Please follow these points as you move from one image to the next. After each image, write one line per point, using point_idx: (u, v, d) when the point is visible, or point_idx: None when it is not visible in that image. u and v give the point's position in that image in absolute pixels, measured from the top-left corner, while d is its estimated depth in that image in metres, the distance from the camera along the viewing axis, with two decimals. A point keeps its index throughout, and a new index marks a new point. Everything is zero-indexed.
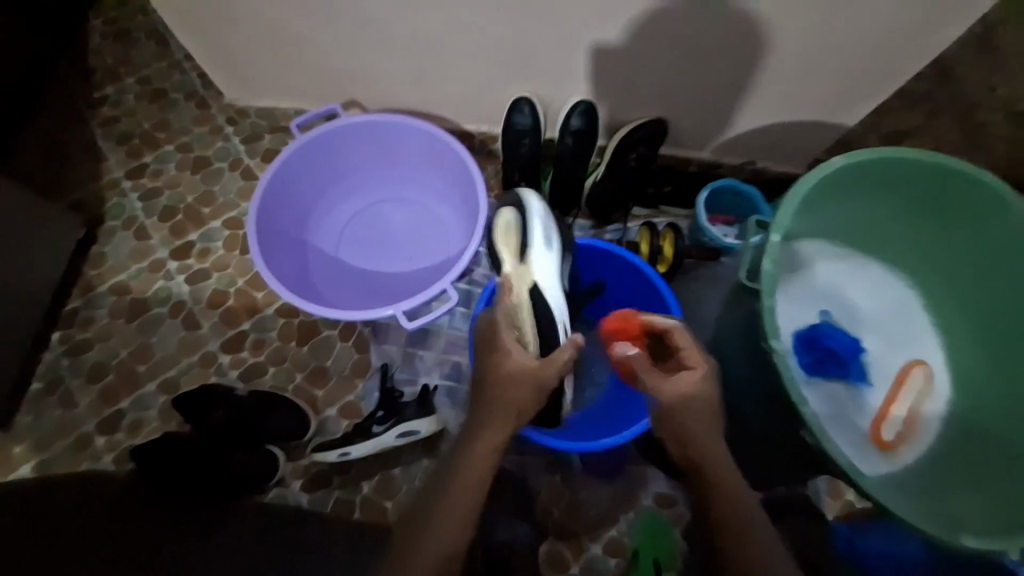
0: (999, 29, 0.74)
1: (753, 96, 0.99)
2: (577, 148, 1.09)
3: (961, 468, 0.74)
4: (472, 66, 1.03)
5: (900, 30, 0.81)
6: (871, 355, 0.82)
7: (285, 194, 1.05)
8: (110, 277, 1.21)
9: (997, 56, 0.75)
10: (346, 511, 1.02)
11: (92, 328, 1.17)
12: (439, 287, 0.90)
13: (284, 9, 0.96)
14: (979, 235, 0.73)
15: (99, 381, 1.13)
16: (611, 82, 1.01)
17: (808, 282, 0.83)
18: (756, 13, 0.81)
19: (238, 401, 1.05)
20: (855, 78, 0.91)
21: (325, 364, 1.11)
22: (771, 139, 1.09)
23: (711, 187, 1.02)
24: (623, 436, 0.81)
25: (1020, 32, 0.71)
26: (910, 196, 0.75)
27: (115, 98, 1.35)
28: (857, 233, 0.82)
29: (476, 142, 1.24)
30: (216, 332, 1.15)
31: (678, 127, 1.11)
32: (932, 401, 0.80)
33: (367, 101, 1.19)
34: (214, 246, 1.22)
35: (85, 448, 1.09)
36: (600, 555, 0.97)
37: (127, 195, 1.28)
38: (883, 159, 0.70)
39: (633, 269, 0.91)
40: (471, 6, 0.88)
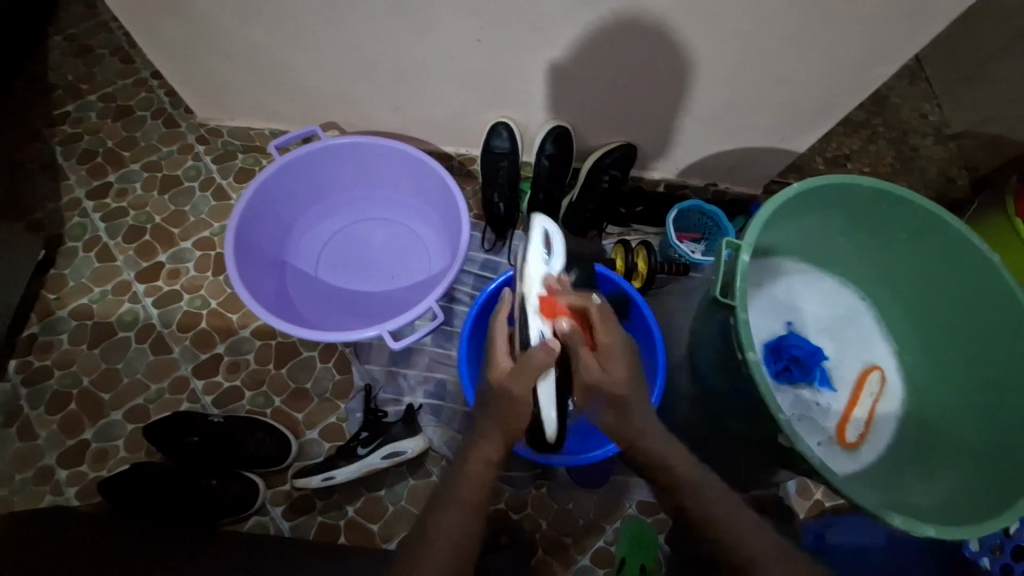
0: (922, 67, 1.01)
1: (715, 125, 1.06)
2: (553, 170, 1.14)
3: (916, 463, 0.81)
4: (451, 92, 1.06)
5: (840, 72, 0.90)
6: (832, 362, 0.89)
7: (262, 215, 1.04)
8: (71, 301, 1.15)
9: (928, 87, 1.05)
10: (331, 536, 1.00)
11: (52, 354, 1.11)
12: (424, 306, 0.91)
13: (263, 34, 0.97)
14: (920, 250, 0.81)
15: (60, 410, 1.07)
16: (585, 109, 1.07)
17: (772, 295, 0.90)
18: (715, 51, 0.88)
19: (215, 427, 1.02)
20: (803, 112, 1.00)
21: (305, 386, 1.09)
22: (731, 163, 1.17)
23: (678, 208, 1.10)
24: (608, 449, 0.83)
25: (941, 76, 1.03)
26: (858, 216, 0.82)
27: (77, 115, 1.31)
28: (813, 249, 0.89)
29: (455, 164, 1.28)
30: (187, 355, 1.11)
31: (646, 151, 1.18)
32: (887, 402, 0.87)
33: (345, 122, 1.20)
34: (185, 267, 1.19)
35: (45, 482, 1.02)
36: (588, 565, 0.99)
37: (90, 215, 1.23)
38: (834, 185, 0.77)
39: (615, 289, 0.94)
40: (453, 36, 0.92)
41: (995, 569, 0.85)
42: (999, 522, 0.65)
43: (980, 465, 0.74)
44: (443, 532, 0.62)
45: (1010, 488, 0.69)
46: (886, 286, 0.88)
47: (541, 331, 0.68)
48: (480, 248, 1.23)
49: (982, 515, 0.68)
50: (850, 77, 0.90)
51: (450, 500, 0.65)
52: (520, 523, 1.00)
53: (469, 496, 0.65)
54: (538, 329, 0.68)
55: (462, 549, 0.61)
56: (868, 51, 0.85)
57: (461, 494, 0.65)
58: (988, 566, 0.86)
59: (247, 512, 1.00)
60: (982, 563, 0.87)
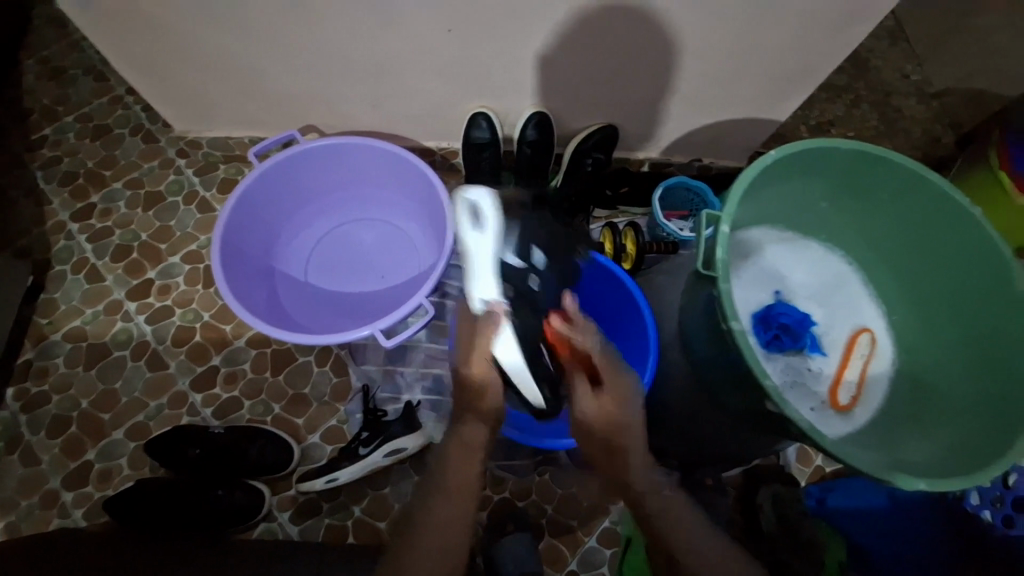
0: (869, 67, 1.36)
1: (694, 100, 1.06)
2: (534, 157, 1.14)
3: (909, 420, 0.82)
4: (427, 86, 1.05)
5: (815, 38, 0.89)
6: (822, 328, 0.89)
7: (247, 223, 1.03)
8: (63, 324, 1.15)
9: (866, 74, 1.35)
10: (340, 536, 1.01)
11: (49, 378, 1.11)
12: (413, 303, 0.90)
13: (234, 41, 0.96)
14: (903, 209, 0.81)
15: (62, 433, 1.07)
16: (563, 94, 1.06)
17: (759, 265, 0.90)
18: (688, 26, 0.87)
19: (216, 439, 1.02)
20: (780, 81, 0.99)
21: (303, 391, 1.10)
22: (714, 138, 1.17)
23: (664, 185, 1.09)
24: None
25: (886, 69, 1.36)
26: (838, 179, 0.82)
27: (55, 137, 1.30)
28: (798, 216, 0.89)
29: (437, 158, 1.27)
30: (184, 369, 1.12)
31: (628, 133, 1.18)
32: (878, 362, 0.88)
33: (324, 125, 1.20)
34: (174, 281, 1.18)
35: (53, 504, 1.03)
36: (595, 546, 1.00)
37: (75, 237, 1.22)
38: (812, 151, 0.77)
39: (609, 274, 0.95)
40: (423, 27, 0.90)
41: (997, 522, 0.81)
42: (993, 472, 0.65)
43: (972, 417, 0.74)
44: (431, 522, 0.66)
45: (1001, 437, 0.69)
46: (872, 248, 0.88)
47: (484, 300, 0.66)
48: None
49: (976, 466, 0.68)
50: (827, 41, 0.89)
51: (436, 486, 0.69)
52: (526, 510, 1.01)
53: (457, 485, 0.68)
54: (481, 300, 0.66)
55: (450, 536, 0.65)
56: (842, 14, 0.84)
57: (447, 483, 0.68)
58: (990, 519, 0.82)
59: (255, 519, 1.01)
60: (984, 518, 0.84)
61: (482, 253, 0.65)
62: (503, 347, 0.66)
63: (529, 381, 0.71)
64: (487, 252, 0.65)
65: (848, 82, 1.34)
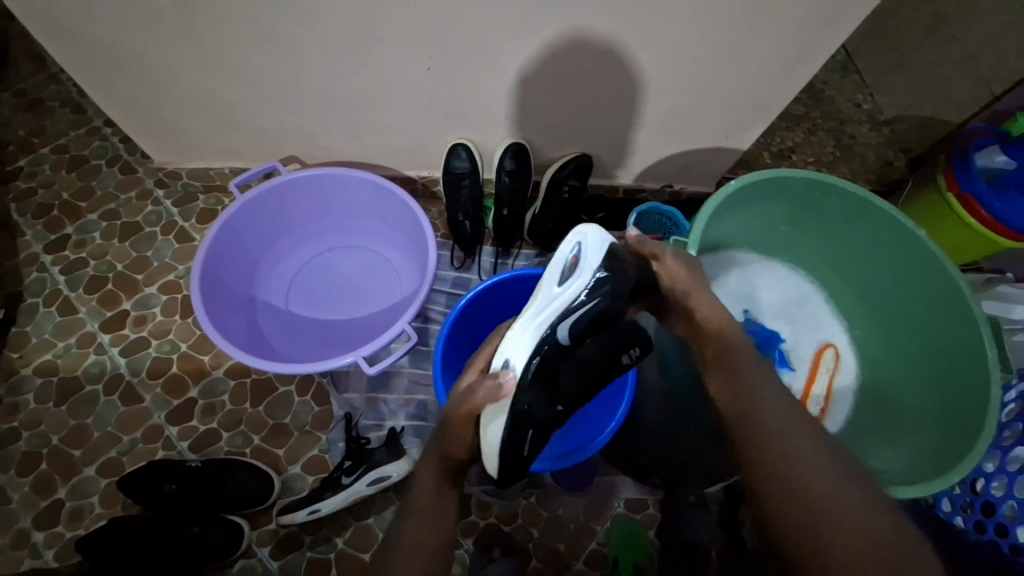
0: (825, 87, 1.51)
1: (662, 131, 1.12)
2: (513, 185, 1.18)
3: (872, 429, 0.86)
4: (407, 119, 1.09)
5: (769, 76, 0.95)
6: (789, 344, 0.94)
7: (228, 254, 1.04)
8: (35, 358, 1.12)
9: (821, 94, 1.50)
10: (323, 569, 0.99)
11: (18, 415, 1.08)
12: (396, 329, 0.91)
13: (215, 76, 0.98)
14: (854, 229, 0.86)
15: (32, 472, 1.03)
16: (539, 126, 1.11)
17: (728, 286, 0.95)
18: (653, 64, 0.93)
19: (192, 473, 1.00)
20: (740, 113, 1.06)
21: (284, 421, 1.08)
22: (684, 165, 1.23)
23: (637, 211, 1.14)
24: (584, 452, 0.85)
25: (835, 90, 1.51)
26: (795, 204, 0.87)
27: (30, 169, 1.29)
28: (762, 239, 0.95)
29: (418, 186, 1.30)
30: (160, 403, 1.09)
31: (603, 161, 1.23)
32: (843, 376, 0.92)
33: (306, 156, 1.22)
34: (151, 312, 1.17)
35: (20, 547, 0.98)
36: (583, 569, 1.00)
37: (49, 269, 1.20)
38: (768, 180, 0.81)
39: None
40: (404, 64, 0.94)
41: (969, 527, 0.85)
42: (947, 478, 0.68)
43: (931, 426, 0.78)
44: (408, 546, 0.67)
45: (955, 445, 0.73)
46: (830, 267, 0.94)
47: (504, 361, 0.70)
48: (450, 266, 1.25)
49: (935, 473, 0.71)
50: (781, 78, 0.96)
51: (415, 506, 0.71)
52: (512, 535, 1.01)
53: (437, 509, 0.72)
54: (503, 359, 0.71)
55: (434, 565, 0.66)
56: (792, 55, 0.90)
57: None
58: (962, 525, 0.86)
59: (233, 556, 0.98)
60: (957, 522, 0.87)
61: (545, 306, 0.71)
62: (490, 411, 0.68)
63: (491, 453, 0.69)
64: (546, 312, 0.70)
65: (806, 111, 1.47)
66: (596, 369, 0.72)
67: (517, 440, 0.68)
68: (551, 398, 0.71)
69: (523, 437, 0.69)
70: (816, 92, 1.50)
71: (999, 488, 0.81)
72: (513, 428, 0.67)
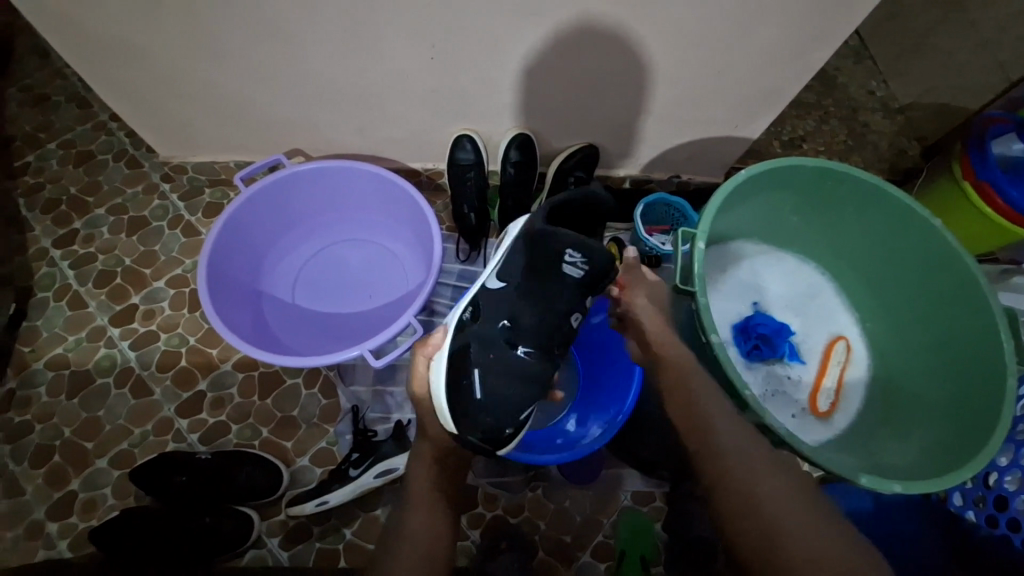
0: (838, 73, 1.48)
1: (669, 120, 1.10)
2: (519, 177, 1.16)
3: (883, 423, 0.85)
4: (410, 111, 1.08)
5: (780, 63, 0.93)
6: (799, 336, 0.93)
7: (233, 248, 1.04)
8: (46, 352, 1.13)
9: (834, 81, 1.47)
10: (331, 560, 1.00)
11: (31, 408, 1.09)
12: (402, 322, 0.91)
13: (217, 69, 0.98)
14: (867, 218, 0.84)
15: (45, 463, 1.05)
16: (545, 116, 1.10)
17: (736, 278, 0.94)
18: (660, 52, 0.91)
19: (202, 465, 1.01)
20: (749, 102, 1.03)
21: (291, 414, 1.09)
22: (692, 155, 1.21)
23: (645, 202, 1.13)
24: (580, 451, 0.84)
25: (848, 76, 1.47)
26: (807, 194, 0.85)
27: (38, 164, 1.30)
28: (772, 229, 0.93)
29: (423, 178, 1.29)
30: (169, 396, 1.10)
31: (609, 152, 1.22)
32: (854, 368, 0.91)
33: (310, 149, 1.22)
34: (159, 306, 1.18)
35: (36, 537, 1.00)
36: (589, 561, 1.00)
37: (58, 263, 1.21)
38: (779, 169, 0.80)
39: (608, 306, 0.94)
40: (407, 55, 0.93)
41: (981, 521, 0.85)
42: (962, 472, 0.67)
43: (947, 421, 0.76)
44: (411, 534, 0.68)
45: (970, 439, 0.72)
46: (841, 257, 0.92)
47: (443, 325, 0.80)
48: (455, 259, 1.24)
49: (949, 468, 0.70)
50: (793, 64, 0.93)
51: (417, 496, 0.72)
52: (519, 527, 1.01)
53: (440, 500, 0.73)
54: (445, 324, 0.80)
55: (435, 553, 0.67)
56: (804, 40, 0.88)
57: (429, 498, 0.71)
58: (974, 519, 0.86)
59: (243, 547, 0.99)
60: (970, 517, 0.87)
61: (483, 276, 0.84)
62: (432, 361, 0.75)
63: (440, 403, 0.71)
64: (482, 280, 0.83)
65: (817, 99, 1.44)
66: (542, 300, 0.75)
67: (467, 380, 0.72)
68: (498, 335, 0.75)
69: (471, 376, 0.72)
70: (829, 78, 1.47)
71: (1012, 483, 0.81)
72: (457, 368, 0.73)
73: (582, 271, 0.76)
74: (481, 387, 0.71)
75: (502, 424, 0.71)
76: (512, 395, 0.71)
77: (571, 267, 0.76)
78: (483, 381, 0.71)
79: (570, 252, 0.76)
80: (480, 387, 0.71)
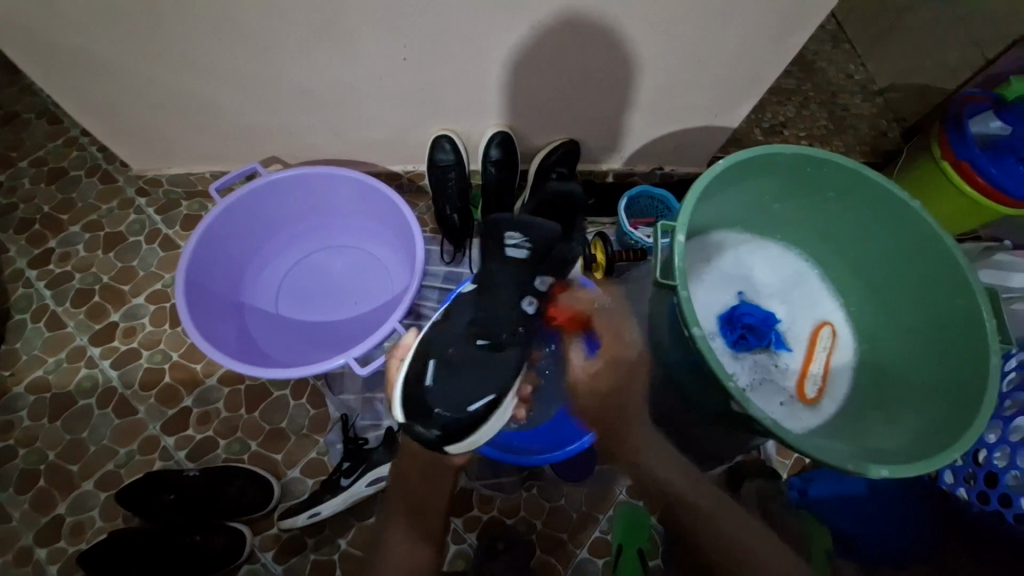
0: (817, 57, 1.48)
1: (648, 112, 1.09)
2: (500, 176, 1.15)
3: (871, 406, 0.85)
4: (386, 113, 1.07)
5: (755, 49, 0.93)
6: (784, 323, 0.93)
7: (212, 260, 1.02)
8: (26, 374, 1.11)
9: (813, 64, 1.47)
10: (327, 571, 0.99)
11: (13, 432, 1.07)
12: (387, 327, 0.90)
13: (187, 79, 0.96)
14: (847, 202, 0.84)
15: (30, 489, 1.03)
16: (523, 113, 1.09)
17: (720, 269, 0.93)
18: (635, 43, 0.91)
19: (191, 482, 0.99)
20: (727, 90, 1.03)
21: (280, 425, 1.08)
22: (673, 146, 1.21)
23: (628, 195, 1.13)
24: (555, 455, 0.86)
25: (826, 60, 1.48)
26: (787, 181, 0.85)
27: (9, 184, 1.27)
28: (753, 218, 0.93)
29: (404, 181, 1.28)
30: (154, 413, 1.09)
31: (591, 146, 1.21)
32: (840, 353, 0.91)
33: (288, 156, 1.20)
34: (140, 323, 1.16)
35: (24, 563, 0.99)
36: (588, 558, 1.00)
37: (34, 284, 1.18)
38: (757, 157, 0.79)
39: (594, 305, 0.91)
40: (380, 56, 0.92)
41: (972, 498, 0.84)
42: (950, 452, 0.67)
43: (933, 401, 0.77)
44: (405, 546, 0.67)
45: (958, 418, 0.72)
46: (823, 243, 0.92)
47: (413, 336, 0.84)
48: (441, 261, 1.23)
49: (937, 448, 0.70)
50: (768, 51, 0.93)
51: (408, 504, 0.71)
52: (515, 528, 1.01)
53: (432, 506, 0.72)
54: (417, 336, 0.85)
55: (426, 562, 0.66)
56: (778, 26, 0.88)
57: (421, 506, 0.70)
58: (966, 496, 0.85)
59: (237, 562, 0.98)
60: (961, 494, 0.86)
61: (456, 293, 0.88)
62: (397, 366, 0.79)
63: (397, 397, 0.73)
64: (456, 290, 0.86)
65: (796, 85, 1.44)
66: (495, 289, 0.78)
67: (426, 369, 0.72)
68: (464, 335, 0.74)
69: (426, 367, 0.72)
70: (808, 62, 1.47)
71: (1003, 459, 0.80)
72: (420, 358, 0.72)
73: (526, 249, 0.81)
74: (435, 376, 0.70)
75: (458, 410, 0.68)
76: (469, 386, 0.69)
77: (514, 247, 0.81)
78: (437, 370, 0.71)
79: (512, 236, 0.82)
80: (432, 377, 0.71)
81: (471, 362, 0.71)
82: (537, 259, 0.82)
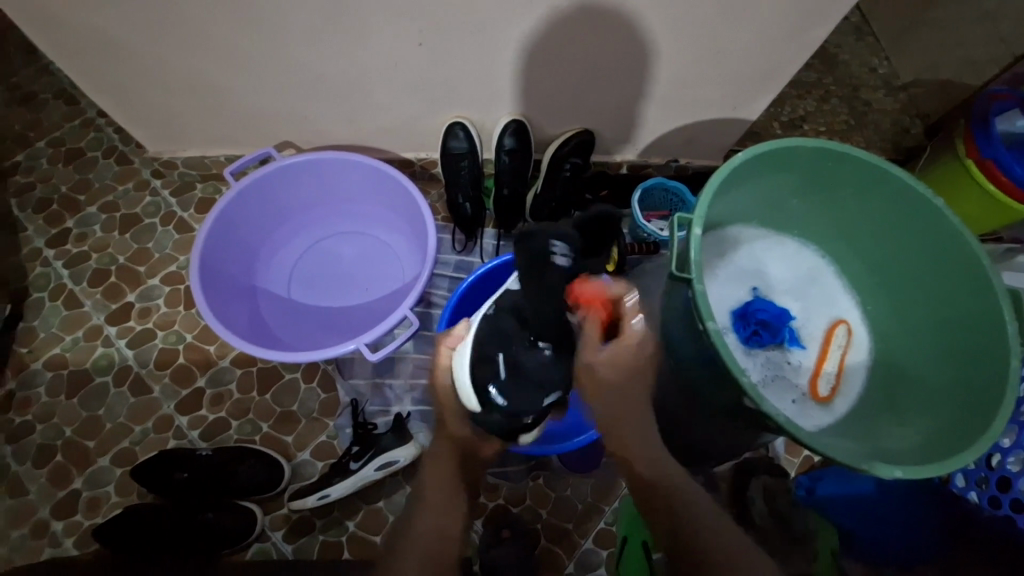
0: (839, 50, 1.44)
1: (665, 103, 1.08)
2: (514, 165, 1.14)
3: (884, 407, 0.84)
4: (400, 99, 1.06)
5: (777, 39, 0.90)
6: (798, 321, 0.92)
7: (225, 244, 1.03)
8: (44, 351, 1.13)
9: (835, 57, 1.44)
10: (335, 552, 1.00)
11: (32, 408, 1.09)
12: (399, 314, 0.90)
13: (202, 62, 0.96)
14: (868, 199, 0.82)
15: (48, 463, 1.06)
16: (538, 102, 1.08)
17: (735, 264, 0.92)
18: (654, 32, 0.89)
19: (204, 460, 1.01)
20: (747, 81, 1.01)
21: (291, 408, 1.09)
22: (690, 138, 1.19)
23: (642, 187, 1.11)
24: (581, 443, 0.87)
25: (848, 52, 1.44)
26: (806, 175, 0.83)
27: (27, 163, 1.28)
28: (771, 214, 0.92)
29: (417, 169, 1.27)
30: (168, 393, 1.10)
31: (605, 137, 1.20)
32: (854, 353, 0.90)
33: (301, 141, 1.20)
34: (155, 304, 1.17)
35: (42, 535, 1.01)
36: (592, 548, 1.01)
37: (52, 263, 1.20)
38: (777, 151, 0.78)
39: None
40: (395, 42, 0.91)
41: (983, 502, 0.86)
42: (964, 455, 0.66)
43: (950, 403, 0.75)
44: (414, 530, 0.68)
45: (975, 420, 0.70)
46: (842, 240, 0.90)
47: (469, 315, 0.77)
48: (452, 250, 1.23)
49: (952, 451, 0.69)
50: (790, 42, 0.91)
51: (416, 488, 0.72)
52: (520, 515, 1.02)
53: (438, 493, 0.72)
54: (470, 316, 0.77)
55: (435, 549, 0.67)
56: (802, 16, 0.86)
57: (429, 497, 0.71)
58: (977, 500, 0.87)
59: (248, 540, 1.00)
60: (971, 497, 0.89)
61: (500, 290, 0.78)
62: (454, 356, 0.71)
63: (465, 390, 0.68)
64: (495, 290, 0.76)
65: (817, 78, 1.41)
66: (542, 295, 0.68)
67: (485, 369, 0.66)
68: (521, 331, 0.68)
69: (495, 361, 0.66)
70: (830, 54, 1.44)
71: (1016, 463, 0.82)
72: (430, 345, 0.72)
73: (570, 260, 0.66)
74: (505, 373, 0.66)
75: (525, 411, 0.66)
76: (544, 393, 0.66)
77: (562, 258, 0.66)
78: (508, 368, 0.66)
79: (555, 244, 0.66)
80: (502, 370, 0.66)
81: (540, 366, 0.66)
82: (586, 273, 0.67)
